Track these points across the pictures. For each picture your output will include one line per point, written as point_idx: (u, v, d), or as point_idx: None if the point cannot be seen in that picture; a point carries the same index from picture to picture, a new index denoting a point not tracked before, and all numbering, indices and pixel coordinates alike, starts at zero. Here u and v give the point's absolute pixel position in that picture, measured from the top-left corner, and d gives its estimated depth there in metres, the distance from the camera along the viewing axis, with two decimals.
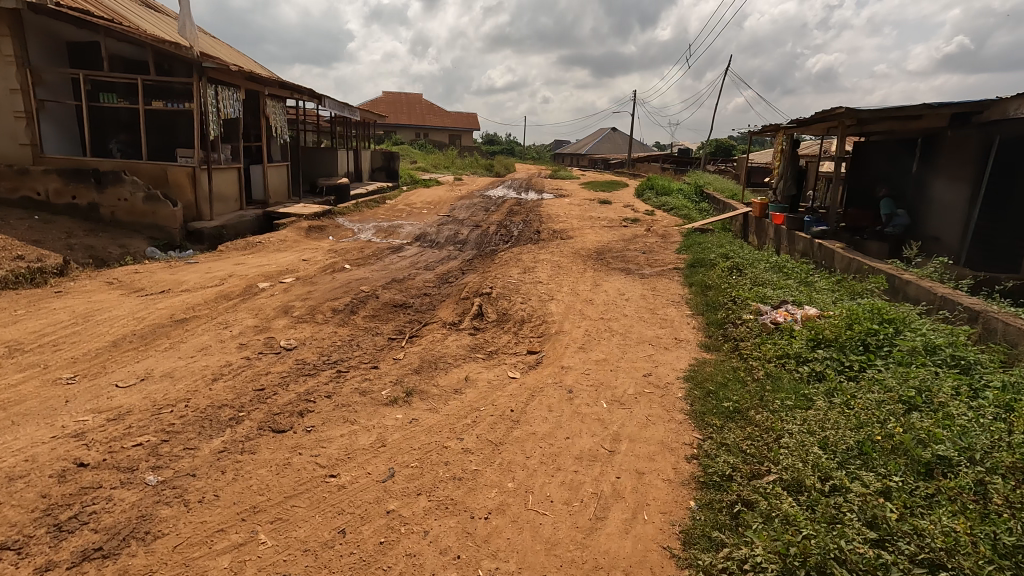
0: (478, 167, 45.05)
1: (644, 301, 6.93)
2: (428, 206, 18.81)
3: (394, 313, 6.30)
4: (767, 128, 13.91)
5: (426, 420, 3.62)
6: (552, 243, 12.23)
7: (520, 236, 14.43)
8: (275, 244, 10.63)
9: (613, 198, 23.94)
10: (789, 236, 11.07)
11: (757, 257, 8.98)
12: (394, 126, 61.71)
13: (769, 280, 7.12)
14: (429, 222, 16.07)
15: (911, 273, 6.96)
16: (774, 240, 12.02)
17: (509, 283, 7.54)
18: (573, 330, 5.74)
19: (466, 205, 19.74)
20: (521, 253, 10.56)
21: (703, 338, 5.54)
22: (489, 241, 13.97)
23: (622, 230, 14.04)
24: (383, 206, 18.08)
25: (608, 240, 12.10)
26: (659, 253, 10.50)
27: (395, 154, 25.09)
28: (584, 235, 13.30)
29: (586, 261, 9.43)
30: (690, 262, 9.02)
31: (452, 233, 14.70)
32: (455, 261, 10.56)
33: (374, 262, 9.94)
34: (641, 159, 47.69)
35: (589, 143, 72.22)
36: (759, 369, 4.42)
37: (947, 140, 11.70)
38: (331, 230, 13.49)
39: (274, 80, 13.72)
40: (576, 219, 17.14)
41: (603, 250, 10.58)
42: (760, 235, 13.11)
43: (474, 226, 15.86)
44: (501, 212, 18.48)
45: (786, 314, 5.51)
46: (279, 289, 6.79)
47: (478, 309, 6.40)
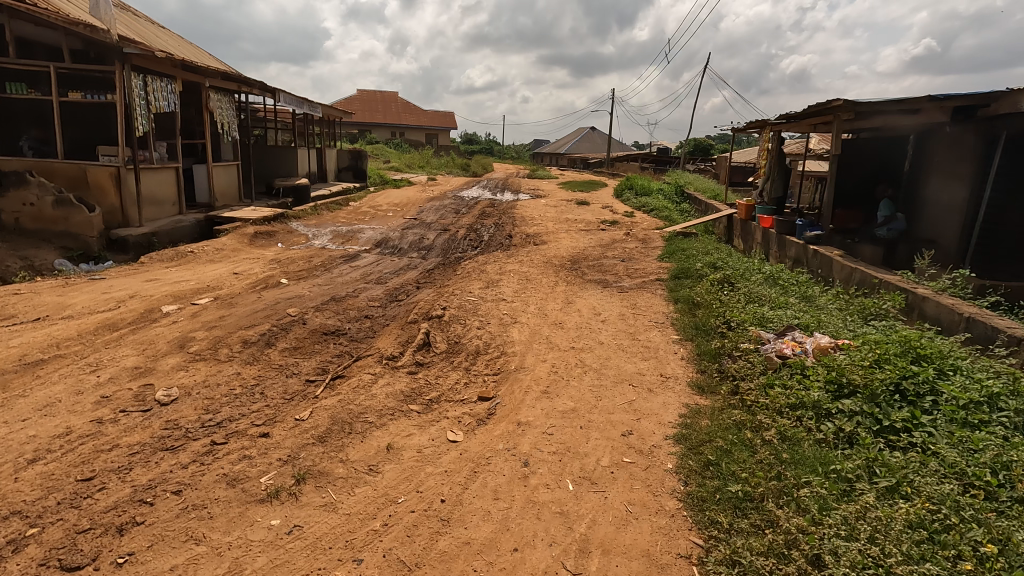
0: (454, 166, 43.81)
1: (623, 322, 5.91)
2: (395, 209, 17.62)
3: (322, 344, 5.19)
4: (753, 125, 13.05)
5: (315, 527, 2.55)
6: (524, 249, 11.17)
7: (490, 241, 13.36)
8: (208, 254, 9.40)
9: (592, 198, 23.00)
10: (779, 241, 10.26)
11: (749, 266, 8.06)
12: (368, 125, 60.09)
13: (767, 296, 6.18)
14: (393, 226, 14.89)
15: (925, 287, 6.09)
16: (762, 245, 11.17)
17: (467, 302, 6.47)
18: (537, 365, 4.69)
19: (436, 207, 18.59)
20: (489, 261, 9.48)
21: (696, 375, 4.54)
22: (457, 247, 12.86)
23: (600, 235, 13.07)
24: (345, 208, 16.84)
25: (586, 246, 11.08)
26: (640, 260, 9.52)
27: (363, 153, 23.84)
28: (560, 240, 12.27)
29: (559, 271, 8.40)
30: (675, 272, 8.06)
31: (417, 238, 13.56)
32: (415, 271, 9.45)
33: (321, 274, 8.79)
34: (621, 158, 46.97)
35: (568, 143, 71.44)
36: (771, 428, 3.44)
37: (943, 136, 10.95)
38: (281, 236, 12.25)
39: (216, 70, 12.44)
40: (552, 221, 16.12)
41: (578, 258, 9.57)
42: (746, 240, 12.29)
43: (443, 230, 14.73)
44: (472, 215, 17.38)
45: (794, 344, 4.54)
46: (186, 314, 5.62)
47: (425, 336, 5.32)
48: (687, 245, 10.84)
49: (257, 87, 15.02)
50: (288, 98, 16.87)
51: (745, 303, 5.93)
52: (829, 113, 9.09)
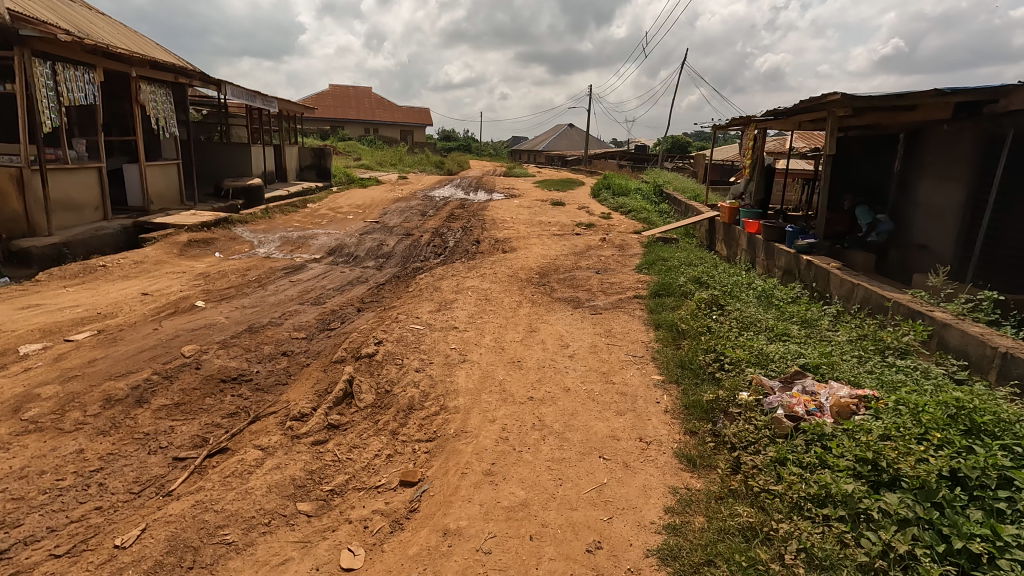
0: (428, 164, 42.51)
1: (597, 358, 4.93)
2: (356, 211, 16.43)
3: (215, 397, 4.10)
4: (736, 122, 12.20)
5: None
6: (491, 258, 10.12)
7: (456, 247, 12.30)
8: (124, 269, 8.18)
9: (567, 198, 22.06)
10: (767, 248, 9.45)
11: (739, 282, 7.17)
12: (340, 121, 58.32)
13: (764, 322, 5.27)
14: (351, 230, 13.74)
15: (944, 310, 5.24)
16: (748, 252, 10.35)
17: (411, 331, 5.42)
18: (484, 426, 3.69)
19: (402, 208, 17.44)
20: (448, 273, 8.42)
21: (685, 440, 3.59)
22: (419, 254, 11.78)
23: (574, 240, 12.09)
24: (301, 210, 15.60)
25: (558, 255, 10.08)
26: (617, 272, 8.57)
27: (327, 150, 22.59)
28: (532, 247, 11.26)
29: (526, 287, 7.39)
30: (655, 288, 7.13)
31: (375, 245, 12.45)
32: (365, 285, 8.37)
33: (252, 292, 7.64)
34: (598, 156, 46.21)
35: (545, 140, 70.58)
36: (792, 541, 2.48)
37: (937, 134, 10.24)
38: (220, 244, 11.03)
39: (144, 59, 11.14)
40: (524, 224, 15.09)
41: (549, 270, 8.57)
42: (730, 246, 11.47)
43: (405, 234, 13.62)
44: (440, 217, 16.27)
45: (807, 399, 3.60)
46: (47, 358, 4.46)
47: (349, 383, 4.26)
48: (668, 253, 9.98)
49: (198, 79, 13.68)
50: (235, 90, 15.57)
51: (741, 333, 5.01)
52: (822, 109, 8.25)
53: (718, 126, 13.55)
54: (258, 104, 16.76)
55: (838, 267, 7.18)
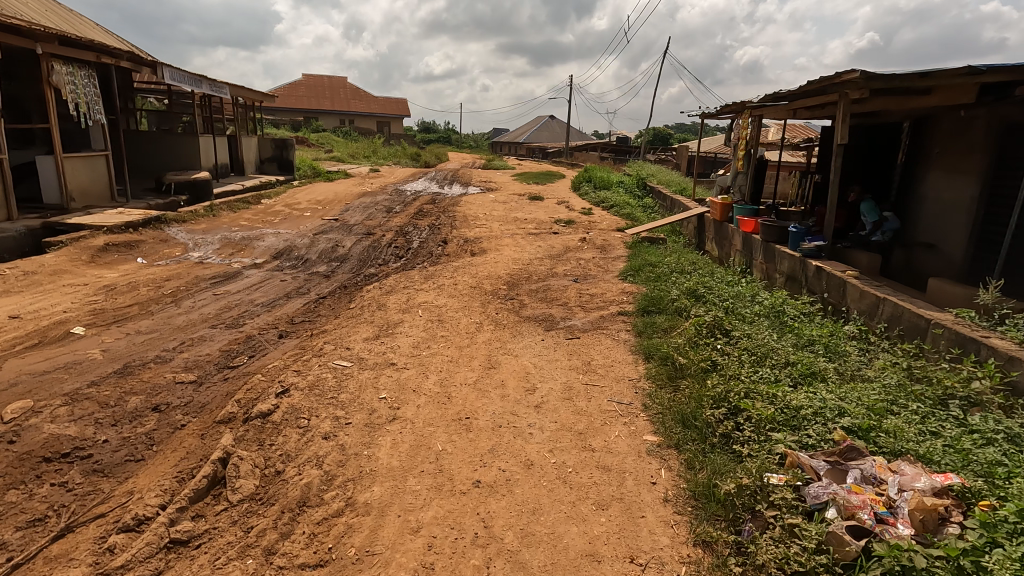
0: (404, 156, 40.90)
1: (571, 411, 3.77)
2: (315, 207, 15.02)
3: (22, 490, 2.86)
4: (727, 108, 11.10)
5: None
6: (456, 262, 8.89)
7: (420, 248, 11.06)
8: (9, 282, 6.81)
9: (547, 192, 20.87)
10: (767, 250, 8.42)
11: (743, 295, 6.08)
12: (314, 112, 56.36)
13: (782, 356, 4.18)
14: (305, 229, 12.40)
15: (1004, 334, 4.18)
16: (744, 253, 9.32)
17: (332, 372, 4.18)
18: (401, 543, 2.50)
19: (366, 203, 16.09)
20: (402, 283, 7.16)
21: (697, 561, 2.47)
22: (377, 258, 10.49)
23: (552, 239, 10.93)
24: (252, 207, 14.16)
25: (533, 259, 8.89)
26: (599, 281, 7.41)
27: (289, 142, 21.05)
28: (504, 249, 10.04)
29: (491, 302, 6.19)
30: (644, 302, 5.99)
31: (330, 246, 11.15)
32: (303, 299, 7.09)
33: (160, 309, 6.35)
34: (580, 148, 45.03)
35: (526, 132, 69.31)
36: None
37: (947, 122, 9.27)
38: (146, 248, 9.65)
39: (52, 34, 9.62)
40: (498, 221, 13.90)
41: (521, 279, 7.38)
42: (722, 246, 10.44)
43: (365, 234, 12.30)
44: (407, 213, 14.98)
45: (873, 497, 2.50)
46: None
47: (223, 462, 3.05)
48: (658, 255, 8.87)
49: (128, 59, 12.12)
50: (175, 73, 14.01)
51: (756, 373, 3.90)
52: (833, 91, 7.14)
53: (708, 115, 12.44)
54: (204, 89, 15.29)
55: (856, 275, 6.15)
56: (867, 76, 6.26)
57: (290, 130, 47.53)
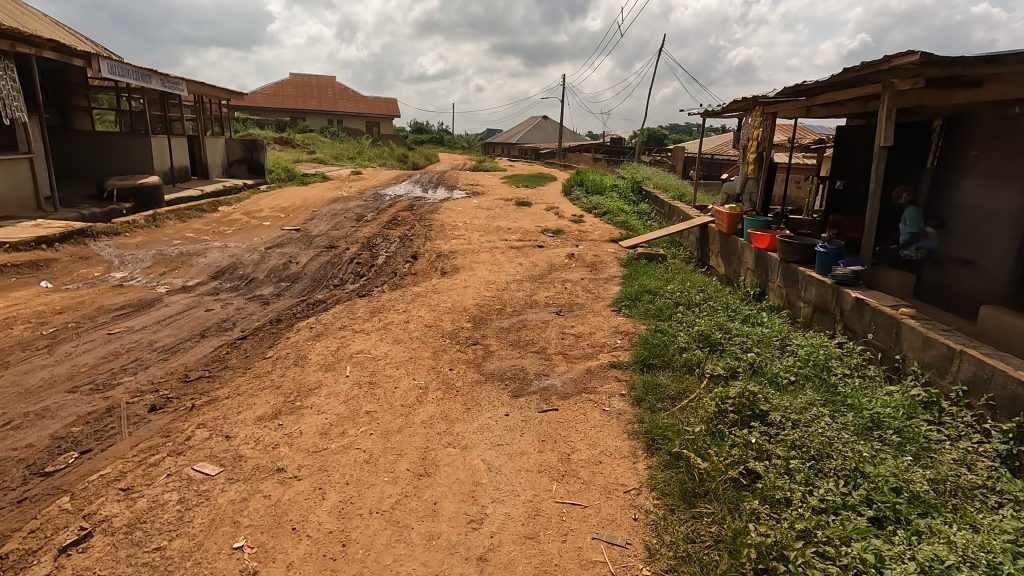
0: (390, 157, 39.43)
1: (533, 570, 2.41)
2: (276, 215, 13.59)
3: None
4: (735, 105, 9.75)
5: None
6: (420, 287, 7.51)
7: (385, 265, 9.68)
8: None
9: (535, 197, 19.50)
10: (786, 273, 7.12)
11: (770, 342, 4.74)
12: (301, 112, 54.93)
13: (850, 462, 2.84)
14: (258, 241, 11.01)
15: None
16: (758, 273, 7.99)
17: (181, 490, 2.80)
18: None
19: (336, 210, 14.70)
20: (345, 317, 5.77)
21: None
22: (334, 278, 9.09)
23: (535, 255, 9.56)
24: (205, 216, 12.75)
25: (511, 282, 7.52)
26: (587, 314, 6.05)
27: (259, 143, 19.62)
28: (479, 268, 8.67)
29: (448, 350, 4.82)
30: (644, 351, 4.64)
31: (282, 263, 9.77)
32: (219, 339, 5.69)
33: (22, 359, 4.95)
34: (572, 149, 43.71)
35: (518, 132, 68.05)
36: None
37: (988, 120, 7.98)
38: (58, 268, 8.23)
39: None
40: (478, 231, 12.55)
41: (492, 312, 6.01)
42: (730, 264, 9.15)
43: (327, 247, 10.90)
44: (379, 221, 13.60)
45: None
46: None
47: None
48: (660, 276, 7.53)
49: (55, 49, 10.66)
50: (116, 67, 12.58)
51: (816, 503, 2.57)
52: (875, 82, 5.78)
53: (713, 113, 11.12)
54: (154, 85, 13.87)
55: (913, 314, 4.83)
56: (928, 61, 4.90)
57: (273, 132, 45.98)
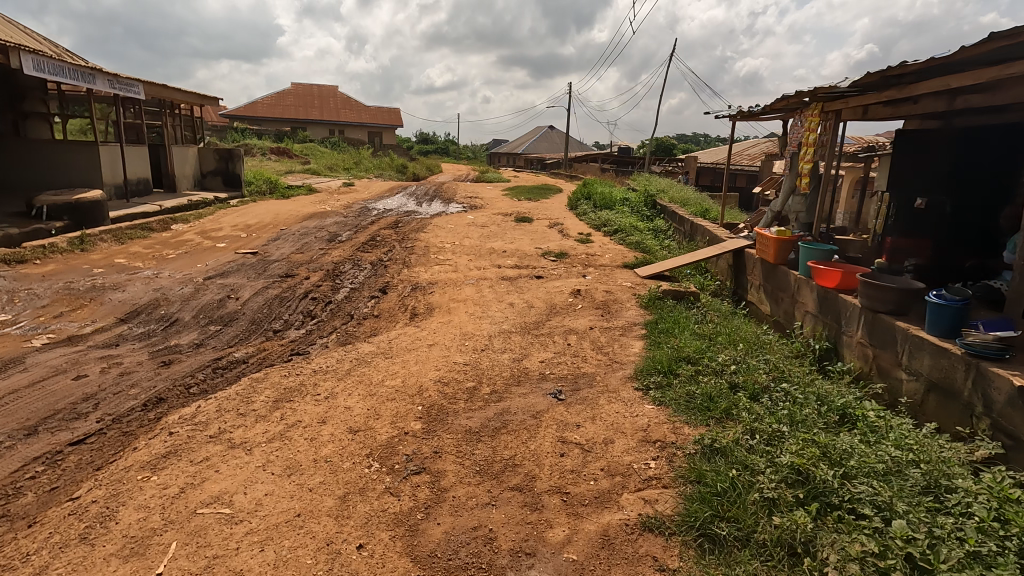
0: (388, 167, 37.70)
1: None
2: (236, 236, 11.78)
3: None
4: (781, 104, 7.80)
5: None
6: (375, 341, 5.60)
7: (345, 301, 7.80)
8: None
9: (537, 211, 17.63)
10: (873, 329, 5.17)
11: (912, 481, 2.79)
12: (301, 122, 53.69)
13: None
14: (201, 268, 9.19)
15: None
16: (826, 322, 6.01)
17: None
18: None
19: (309, 228, 12.88)
20: (239, 404, 3.85)
21: None
22: (276, 320, 7.21)
23: (531, 290, 7.64)
24: (150, 238, 10.98)
25: (496, 335, 5.59)
26: (600, 401, 4.10)
27: (236, 152, 17.91)
28: (458, 310, 6.75)
29: (367, 491, 2.88)
30: (701, 506, 2.70)
31: (220, 297, 7.93)
32: (47, 440, 3.79)
33: None
34: (579, 159, 41.88)
35: (523, 142, 66.49)
36: None
37: None
38: None
39: None
40: (468, 255, 10.68)
41: (460, 396, 4.08)
42: (779, 304, 7.24)
43: (282, 276, 9.06)
44: (355, 242, 11.76)
45: None
46: None
47: None
48: (698, 325, 5.60)
49: None
50: (48, 64, 10.87)
51: None
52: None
53: (750, 114, 9.22)
54: (98, 85, 12.17)
55: None
56: None
57: (270, 141, 44.55)
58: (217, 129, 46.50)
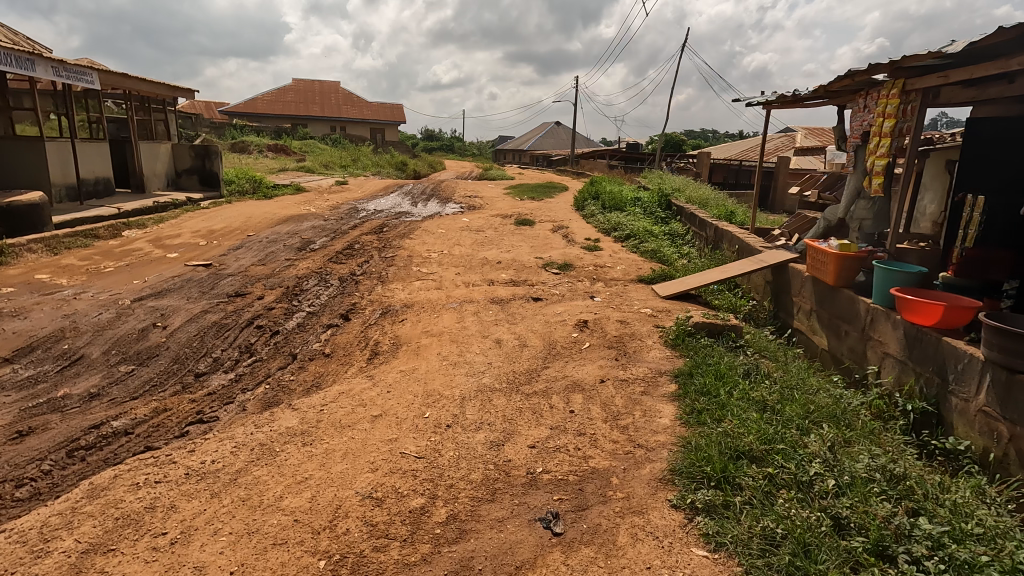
0: (388, 165, 36.20)
1: None
2: (193, 244, 10.31)
3: None
4: (842, 83, 6.15)
5: None
6: (305, 404, 4.09)
7: (295, 332, 6.31)
8: None
9: (540, 213, 16.06)
10: (1008, 396, 3.59)
11: None
12: (301, 118, 52.35)
13: None
14: (135, 286, 7.73)
15: None
16: (922, 375, 4.44)
17: None
18: None
19: (281, 233, 11.41)
20: (19, 565, 2.35)
21: None
22: (204, 359, 5.73)
23: (525, 317, 6.08)
24: (92, 248, 9.55)
25: (471, 398, 4.04)
26: (617, 542, 2.56)
27: (213, 149, 16.46)
28: (429, 349, 5.22)
29: None
30: None
31: (144, 326, 6.46)
32: None
33: None
34: (585, 155, 40.20)
35: (528, 138, 64.82)
36: None
37: None
38: None
39: None
40: (456, 267, 9.13)
41: (395, 534, 2.55)
42: (842, 340, 5.70)
43: (230, 296, 7.59)
44: (329, 250, 10.25)
45: None
46: None
47: None
48: (752, 382, 4.09)
49: None
50: None
51: None
52: None
53: (794, 98, 7.57)
54: (39, 72, 10.67)
55: None
56: None
57: (268, 138, 43.24)
58: (214, 125, 45.20)
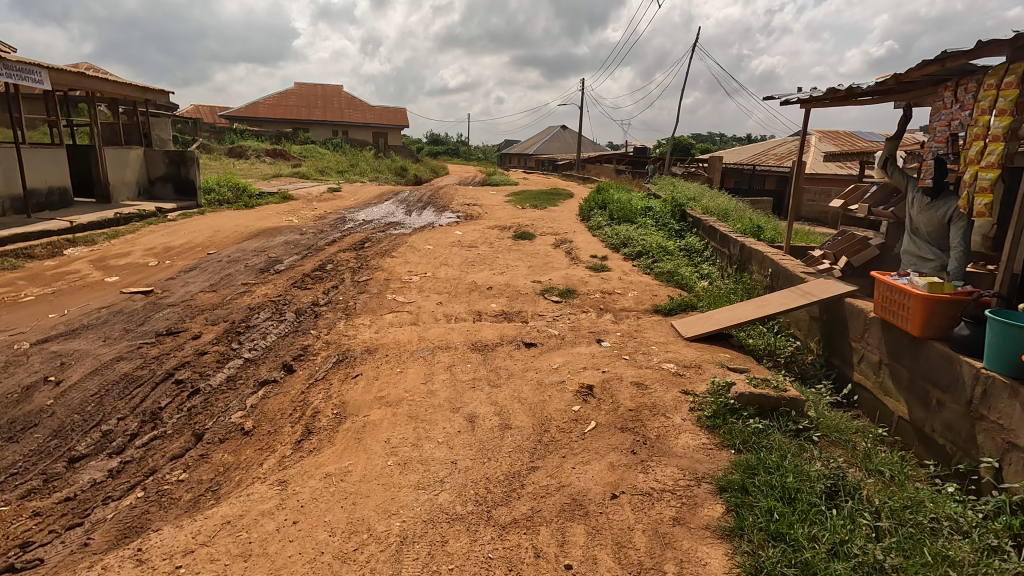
0: (387, 171, 34.98)
1: None
2: (141, 264, 8.99)
3: None
4: (921, 73, 4.77)
5: None
6: (162, 550, 2.71)
7: (220, 391, 4.94)
8: None
9: (542, 224, 14.67)
10: None
11: None
12: (302, 122, 51.33)
13: None
14: (47, 323, 6.41)
15: None
16: None
17: None
18: None
19: (247, 251, 10.09)
20: None
21: None
22: (88, 435, 4.36)
23: (509, 376, 4.68)
24: (19, 271, 8.24)
25: (414, 542, 2.67)
26: None
27: (188, 155, 15.21)
28: (376, 431, 3.84)
29: None
30: None
31: (32, 380, 5.11)
32: None
33: None
34: (591, 159, 38.80)
35: (533, 143, 63.55)
36: None
37: None
38: None
39: None
40: (439, 295, 7.76)
41: None
42: (934, 413, 4.29)
43: (159, 335, 6.25)
44: (296, 272, 8.91)
45: None
46: None
47: None
48: (844, 518, 2.71)
49: None
50: None
51: None
52: None
53: (848, 95, 6.17)
54: None
55: None
56: None
57: (268, 143, 42.23)
58: (212, 129, 44.18)
